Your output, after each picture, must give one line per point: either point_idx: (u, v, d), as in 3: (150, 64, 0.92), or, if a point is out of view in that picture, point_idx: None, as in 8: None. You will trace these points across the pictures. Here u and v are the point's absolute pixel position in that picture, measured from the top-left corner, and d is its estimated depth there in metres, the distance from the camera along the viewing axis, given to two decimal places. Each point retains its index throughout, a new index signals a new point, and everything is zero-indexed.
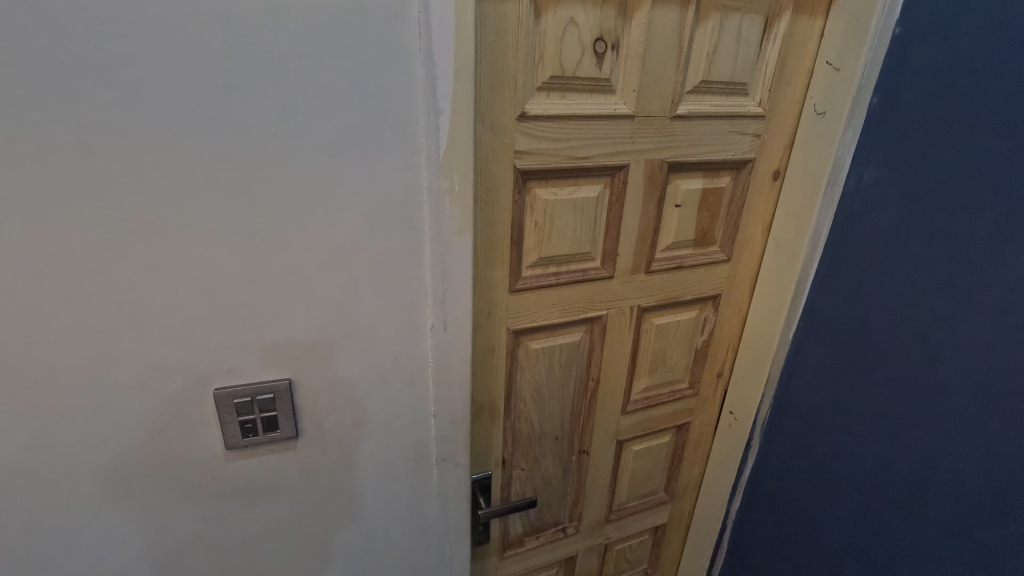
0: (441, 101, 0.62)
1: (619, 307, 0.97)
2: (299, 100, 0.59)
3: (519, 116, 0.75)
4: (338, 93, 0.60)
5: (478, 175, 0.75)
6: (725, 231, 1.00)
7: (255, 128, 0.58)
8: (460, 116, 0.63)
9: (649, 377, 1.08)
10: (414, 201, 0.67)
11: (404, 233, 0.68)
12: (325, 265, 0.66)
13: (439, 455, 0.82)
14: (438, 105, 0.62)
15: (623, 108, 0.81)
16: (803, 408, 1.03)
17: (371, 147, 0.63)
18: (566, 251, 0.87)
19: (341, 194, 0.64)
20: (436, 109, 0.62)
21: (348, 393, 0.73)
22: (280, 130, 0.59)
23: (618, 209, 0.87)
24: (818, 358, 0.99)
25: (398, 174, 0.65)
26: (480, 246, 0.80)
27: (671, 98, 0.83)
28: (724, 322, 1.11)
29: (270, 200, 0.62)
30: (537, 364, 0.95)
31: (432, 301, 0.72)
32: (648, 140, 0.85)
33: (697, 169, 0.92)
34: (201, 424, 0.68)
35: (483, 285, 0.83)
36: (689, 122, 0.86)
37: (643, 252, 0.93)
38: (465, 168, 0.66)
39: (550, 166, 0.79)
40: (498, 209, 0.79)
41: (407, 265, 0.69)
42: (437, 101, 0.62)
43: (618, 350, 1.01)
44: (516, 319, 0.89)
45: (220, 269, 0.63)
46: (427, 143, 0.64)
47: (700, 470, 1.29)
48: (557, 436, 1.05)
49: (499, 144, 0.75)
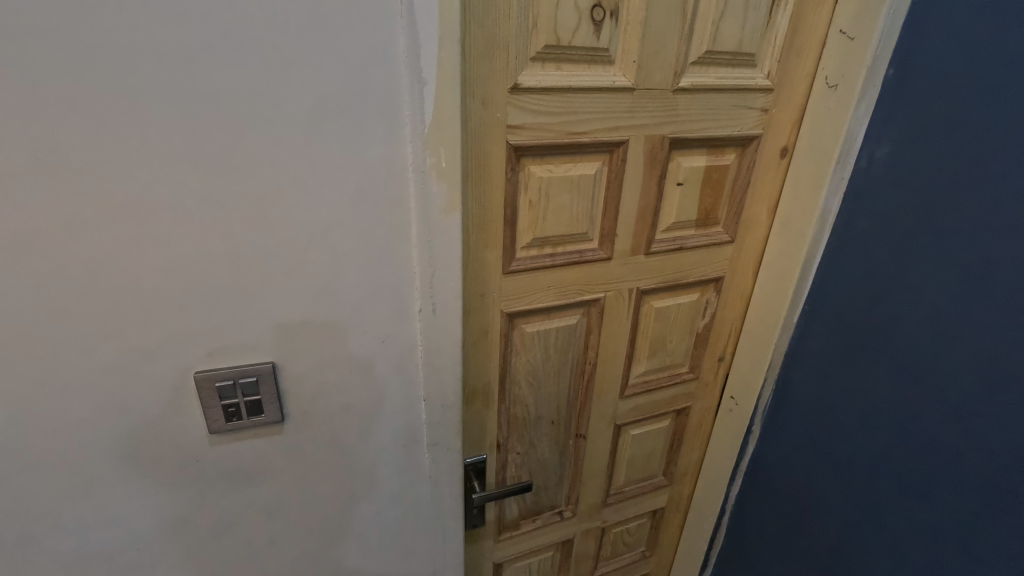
0: (426, 70, 0.58)
1: (618, 289, 0.94)
2: (272, 69, 0.55)
3: (511, 89, 0.71)
4: (314, 62, 0.56)
5: (467, 152, 0.72)
6: (730, 211, 0.96)
7: (226, 98, 0.55)
8: (446, 88, 0.59)
9: (648, 361, 1.06)
10: (399, 178, 0.63)
11: (388, 211, 0.65)
12: (306, 244, 0.63)
13: (430, 439, 0.80)
14: (422, 75, 0.58)
15: (623, 80, 0.76)
16: (805, 393, 1.01)
17: (350, 121, 0.59)
18: (562, 232, 0.84)
19: (322, 171, 0.61)
20: (421, 80, 0.59)
21: (335, 378, 0.71)
22: (253, 101, 0.56)
23: (617, 186, 0.84)
24: (822, 343, 0.96)
25: (381, 148, 0.61)
26: (472, 226, 0.77)
27: (672, 70, 0.79)
28: (727, 305, 1.08)
29: (245, 177, 0.58)
30: (532, 348, 0.93)
31: (421, 283, 0.69)
32: (648, 114, 0.80)
33: (701, 146, 0.87)
34: (183, 408, 0.66)
35: (475, 267, 0.81)
36: (692, 96, 0.82)
37: (642, 232, 0.90)
38: (453, 144, 0.62)
39: (545, 141, 0.76)
40: (491, 187, 0.75)
41: (393, 246, 0.67)
42: (421, 72, 0.58)
43: (615, 333, 0.98)
44: (511, 302, 0.86)
45: (195, 249, 0.60)
46: (412, 116, 0.60)
47: (699, 454, 1.28)
48: (553, 420, 1.03)
49: (490, 118, 0.71)
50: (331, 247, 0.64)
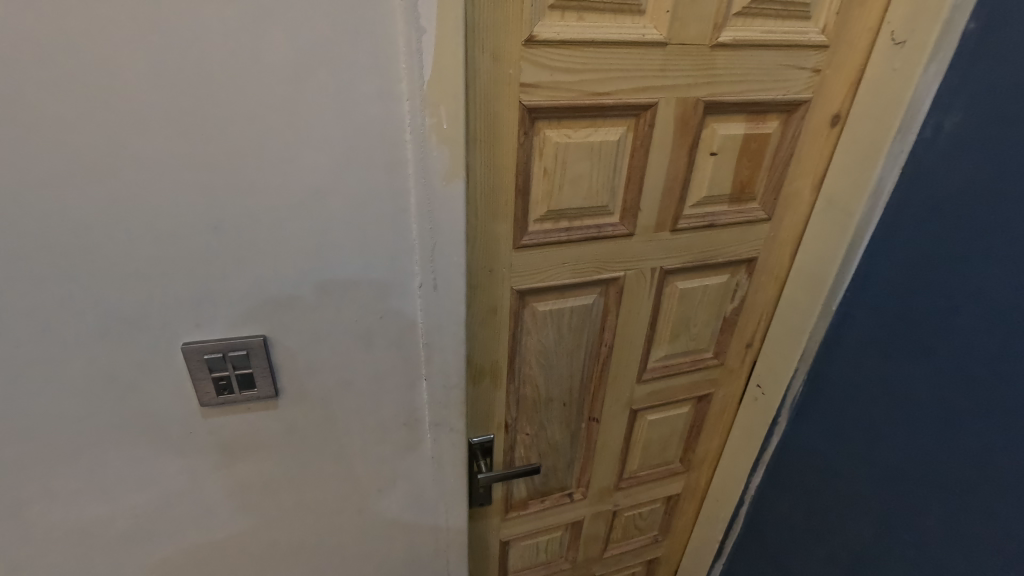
0: (424, 16, 0.51)
1: (639, 268, 0.87)
2: (249, 13, 0.49)
3: (526, 42, 0.63)
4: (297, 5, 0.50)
5: (475, 112, 0.65)
6: (769, 185, 0.86)
7: (199, 46, 0.49)
8: (447, 38, 0.53)
9: (669, 344, 1.00)
10: (396, 140, 0.57)
11: (384, 177, 0.59)
12: (296, 211, 0.58)
13: (432, 420, 0.77)
14: (421, 22, 0.52)
15: (654, 33, 0.67)
16: (839, 386, 0.94)
17: (338, 74, 0.53)
18: (579, 204, 0.77)
19: (309, 132, 0.55)
20: (419, 28, 0.52)
21: (330, 355, 0.68)
22: (230, 49, 0.50)
23: (642, 155, 0.76)
24: (863, 334, 0.88)
25: (375, 106, 0.55)
26: (480, 196, 0.71)
27: (711, 22, 0.69)
28: (759, 289, 0.99)
29: (227, 136, 0.53)
30: (544, 327, 0.87)
31: (422, 257, 0.64)
32: (681, 74, 0.71)
33: (740, 111, 0.78)
34: (172, 379, 0.63)
35: (483, 241, 0.75)
36: (733, 52, 0.72)
37: (669, 207, 0.82)
38: (455, 103, 0.56)
39: (562, 103, 0.68)
40: (502, 153, 0.69)
41: (391, 215, 0.61)
42: (419, 18, 0.51)
43: (635, 314, 0.92)
44: (522, 279, 0.81)
45: (177, 215, 0.56)
46: (409, 70, 0.54)
47: (720, 442, 1.22)
48: (565, 402, 0.99)
49: (501, 76, 0.64)
50: (323, 215, 0.59)
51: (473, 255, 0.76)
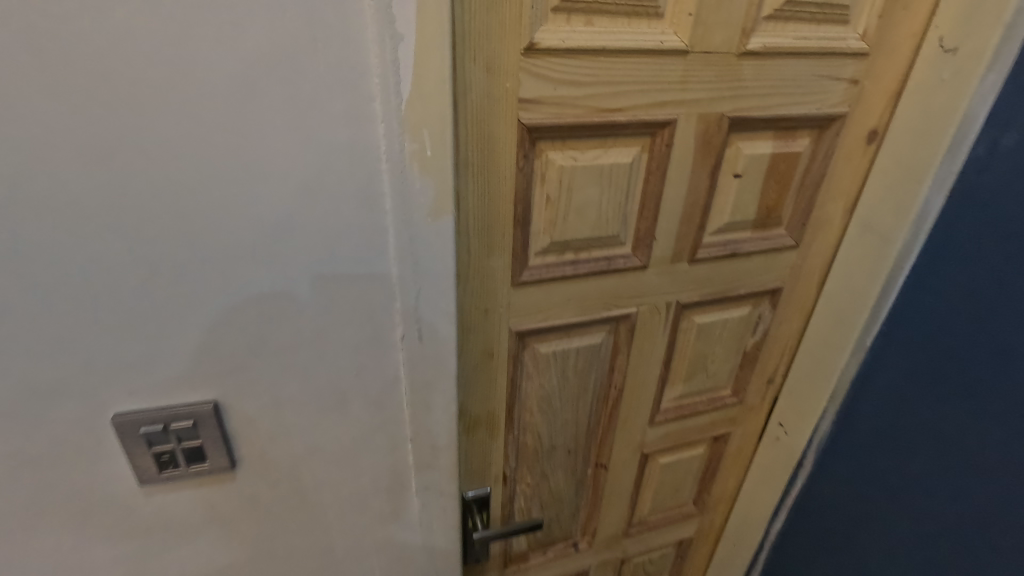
0: (401, 20, 0.42)
1: (653, 303, 0.77)
2: (177, 14, 0.39)
3: (525, 50, 0.53)
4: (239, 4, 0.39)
5: (466, 133, 0.55)
6: (798, 209, 0.77)
7: (113, 56, 0.39)
8: (431, 47, 0.43)
9: (684, 383, 0.90)
10: (371, 170, 0.47)
11: (356, 213, 0.49)
12: (248, 255, 0.48)
13: (419, 484, 0.66)
14: (397, 27, 0.42)
15: (674, 39, 0.58)
16: (874, 425, 0.86)
17: (294, 91, 0.43)
18: (586, 234, 0.67)
19: (260, 162, 0.45)
20: (395, 34, 0.42)
21: (295, 419, 0.57)
22: (154, 59, 0.39)
23: (658, 179, 0.66)
24: (901, 370, 0.80)
25: (341, 129, 0.45)
26: (473, 229, 0.61)
27: (740, 27, 0.59)
28: (783, 321, 0.89)
29: (158, 168, 0.43)
30: (546, 370, 0.77)
31: (405, 304, 0.54)
32: (705, 86, 0.62)
33: (767, 128, 0.68)
34: (104, 456, 0.53)
35: (477, 279, 0.65)
36: (763, 61, 0.63)
37: (687, 235, 0.73)
38: (442, 125, 0.46)
39: (567, 121, 0.58)
40: (498, 179, 0.59)
41: (368, 257, 0.51)
42: (395, 22, 0.41)
43: (647, 352, 0.82)
44: (522, 319, 0.71)
45: (100, 265, 0.45)
46: (383, 88, 0.44)
47: (737, 484, 1.12)
48: (570, 449, 0.89)
49: (496, 90, 0.54)
50: (282, 260, 0.49)
51: (466, 293, 0.66)
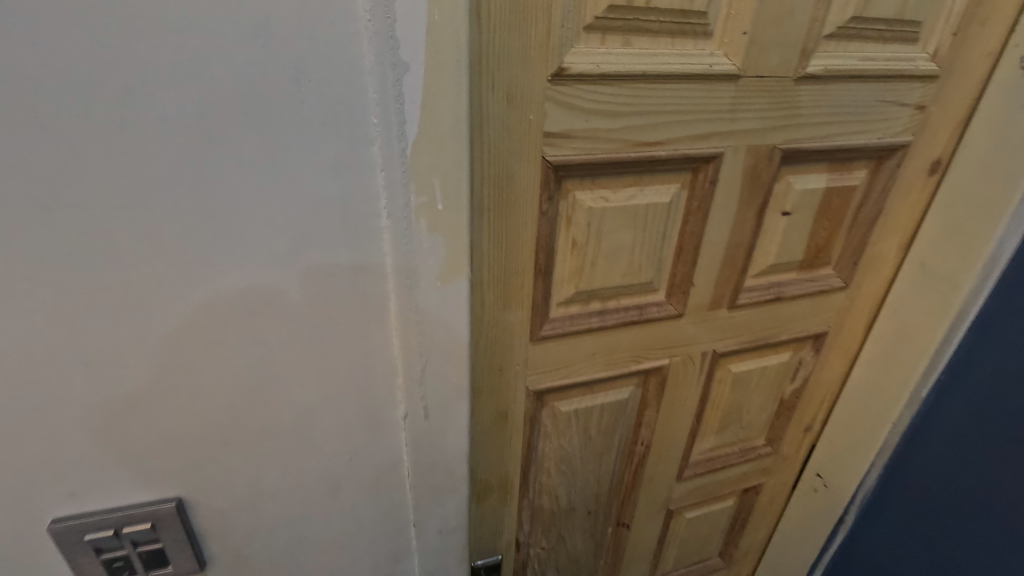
0: (406, 47, 0.33)
1: (687, 353, 0.68)
2: (113, 40, 0.30)
3: (553, 76, 0.45)
4: (195, 26, 0.30)
5: (481, 173, 0.46)
6: (850, 248, 0.68)
7: (31, 94, 0.30)
8: (444, 79, 0.35)
9: (716, 435, 0.81)
10: (368, 227, 0.38)
11: (349, 278, 0.40)
12: (218, 330, 0.39)
13: (424, 571, 0.57)
14: (401, 55, 0.33)
15: (725, 61, 0.49)
16: (930, 484, 0.77)
17: (269, 134, 0.34)
18: (616, 282, 0.59)
19: (230, 221, 0.36)
20: (398, 63, 0.33)
21: (278, 511, 0.48)
22: (86, 98, 0.31)
23: (699, 219, 0.57)
24: (963, 426, 0.72)
25: (331, 180, 0.36)
26: (488, 280, 0.53)
27: (799, 47, 0.51)
28: (826, 367, 0.81)
29: (98, 231, 0.34)
30: (567, 428, 0.69)
31: (408, 378, 0.45)
32: (756, 115, 0.53)
33: (821, 160, 0.60)
34: (44, 564, 0.44)
35: (491, 335, 0.56)
36: (822, 86, 0.54)
37: (728, 280, 0.64)
38: (455, 174, 0.38)
39: (599, 157, 0.50)
40: (517, 224, 0.51)
41: (363, 326, 0.42)
42: (398, 49, 0.33)
43: (678, 405, 0.74)
44: (541, 376, 0.62)
45: (28, 350, 0.36)
46: (383, 129, 0.35)
47: (768, 536, 1.02)
48: (590, 510, 0.79)
49: (518, 123, 0.46)
50: (259, 334, 0.40)
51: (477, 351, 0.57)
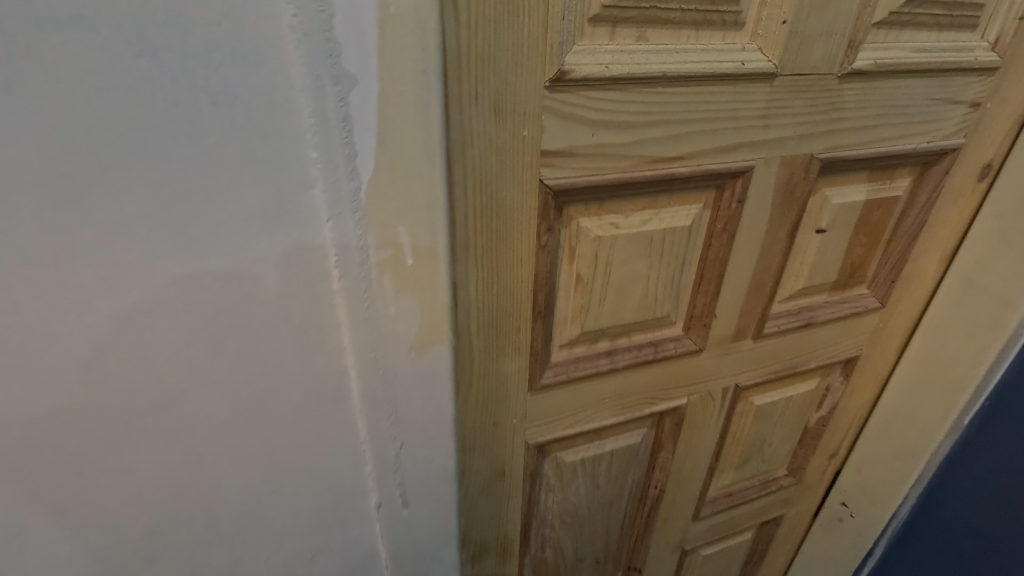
0: (347, 55, 0.25)
1: (707, 390, 0.60)
2: None
3: (551, 82, 0.36)
4: (42, 31, 0.21)
5: (465, 204, 0.37)
6: (888, 265, 0.60)
7: None
8: (403, 95, 0.27)
9: (735, 470, 0.73)
10: (317, 289, 0.30)
11: (296, 353, 0.31)
12: (121, 436, 0.29)
13: None
14: (341, 66, 0.25)
15: (759, 58, 0.40)
16: (972, 516, 0.72)
17: (168, 178, 0.25)
18: (627, 319, 0.50)
19: (126, 297, 0.26)
20: (338, 76, 0.25)
21: None
22: None
23: (723, 243, 0.49)
24: (1011, 455, 0.66)
25: (262, 233, 0.27)
26: (477, 327, 0.44)
27: (846, 38, 0.42)
28: (855, 392, 0.73)
29: None
30: (572, 479, 0.60)
31: (384, 459, 0.36)
32: (791, 121, 0.45)
33: (862, 169, 0.51)
34: None
35: (482, 388, 0.48)
36: (869, 84, 0.46)
37: (754, 308, 0.56)
38: (430, 216, 0.30)
39: (608, 178, 0.41)
40: (509, 262, 0.42)
41: (321, 408, 0.33)
42: (337, 57, 0.25)
43: (695, 445, 0.65)
44: (543, 427, 0.53)
45: None
46: (327, 169, 0.27)
47: (785, 567, 0.94)
48: (598, 559, 0.71)
49: (507, 142, 0.37)
50: (180, 433, 0.31)
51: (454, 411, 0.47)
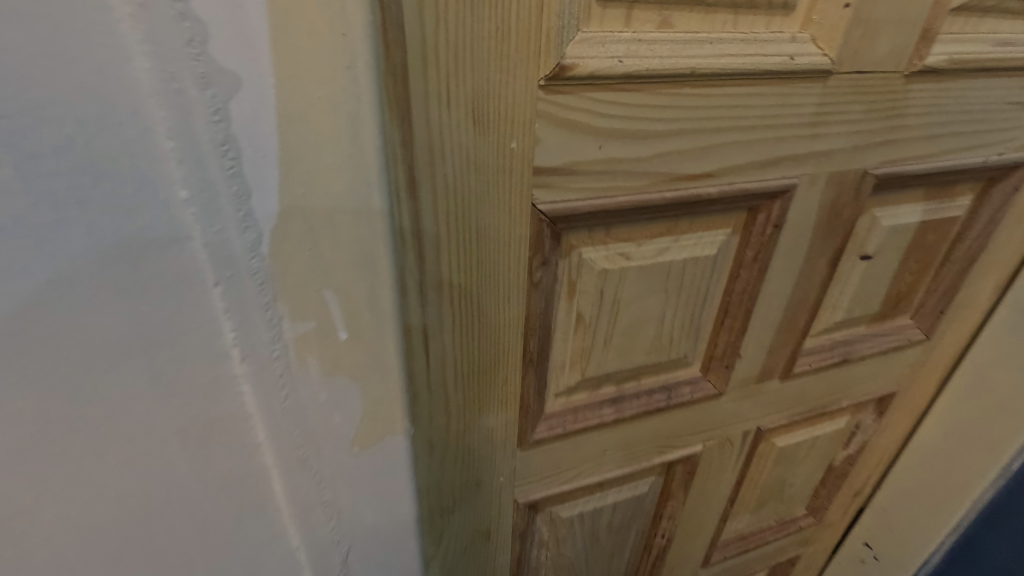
0: (216, 48, 0.22)
1: (725, 435, 0.52)
2: None
3: (548, 80, 0.27)
4: None
5: (436, 236, 0.30)
6: (937, 295, 0.52)
7: None
8: (311, 105, 0.25)
9: (751, 514, 0.65)
10: (227, 313, 0.28)
11: (206, 380, 0.29)
12: None
13: None
14: (209, 60, 0.22)
15: (811, 51, 0.32)
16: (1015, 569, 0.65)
17: (1, 204, 0.21)
18: (636, 363, 0.42)
19: None
20: (206, 76, 0.23)
21: None
22: None
23: (753, 274, 0.41)
24: None
25: (145, 257, 0.24)
26: (455, 380, 0.36)
27: (919, 27, 0.34)
28: (888, 429, 0.65)
29: None
30: (568, 534, 0.53)
31: (332, 468, 0.36)
32: (843, 130, 0.36)
33: (919, 186, 0.43)
34: None
35: (463, 447, 0.40)
36: (940, 85, 0.37)
37: (785, 345, 0.48)
38: (359, 232, 0.29)
39: (618, 201, 0.33)
40: (493, 305, 0.34)
41: (239, 434, 0.31)
42: (205, 52, 0.22)
43: (709, 492, 0.58)
44: (534, 483, 0.46)
45: None
46: (205, 212, 0.25)
47: None
48: None
49: (490, 157, 0.29)
50: (58, 497, 0.26)
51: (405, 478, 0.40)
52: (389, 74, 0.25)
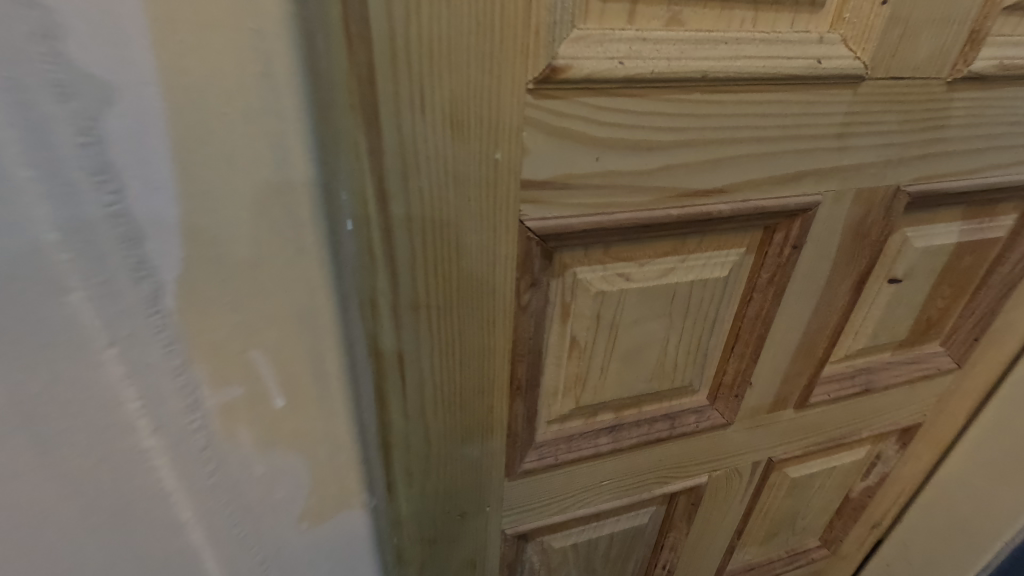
0: (73, 50, 0.20)
1: (733, 465, 0.49)
2: None
3: (537, 83, 0.24)
4: None
5: (411, 255, 0.27)
6: (973, 321, 0.48)
7: None
8: (204, 120, 0.23)
9: (760, 544, 0.62)
10: (110, 341, 0.26)
11: (95, 411, 0.27)
12: None
13: None
14: (67, 65, 0.21)
15: (841, 53, 0.28)
16: None
17: None
18: (636, 390, 0.39)
19: None
20: (65, 84, 0.21)
21: None
22: None
23: (767, 298, 0.37)
24: None
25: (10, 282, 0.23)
26: (435, 408, 0.33)
27: (966, 28, 0.30)
28: (912, 461, 0.60)
29: None
30: (562, 565, 0.49)
31: (271, 497, 0.35)
32: (874, 143, 0.33)
33: (958, 204, 0.39)
34: None
35: (444, 477, 0.37)
36: (987, 94, 0.33)
37: (801, 373, 0.44)
38: (266, 254, 0.27)
39: (617, 217, 0.30)
40: (476, 329, 0.31)
41: (141, 473, 0.29)
42: (60, 56, 0.20)
43: (714, 523, 0.54)
44: (524, 514, 0.43)
45: None
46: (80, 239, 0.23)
47: None
48: None
49: (471, 169, 0.26)
50: None
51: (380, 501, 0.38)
52: (353, 74, 0.22)
